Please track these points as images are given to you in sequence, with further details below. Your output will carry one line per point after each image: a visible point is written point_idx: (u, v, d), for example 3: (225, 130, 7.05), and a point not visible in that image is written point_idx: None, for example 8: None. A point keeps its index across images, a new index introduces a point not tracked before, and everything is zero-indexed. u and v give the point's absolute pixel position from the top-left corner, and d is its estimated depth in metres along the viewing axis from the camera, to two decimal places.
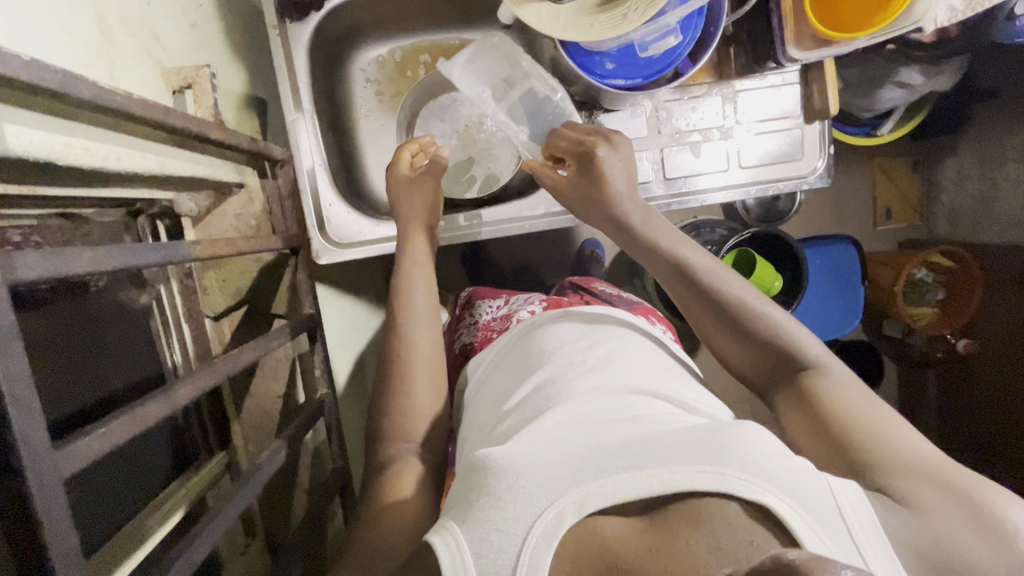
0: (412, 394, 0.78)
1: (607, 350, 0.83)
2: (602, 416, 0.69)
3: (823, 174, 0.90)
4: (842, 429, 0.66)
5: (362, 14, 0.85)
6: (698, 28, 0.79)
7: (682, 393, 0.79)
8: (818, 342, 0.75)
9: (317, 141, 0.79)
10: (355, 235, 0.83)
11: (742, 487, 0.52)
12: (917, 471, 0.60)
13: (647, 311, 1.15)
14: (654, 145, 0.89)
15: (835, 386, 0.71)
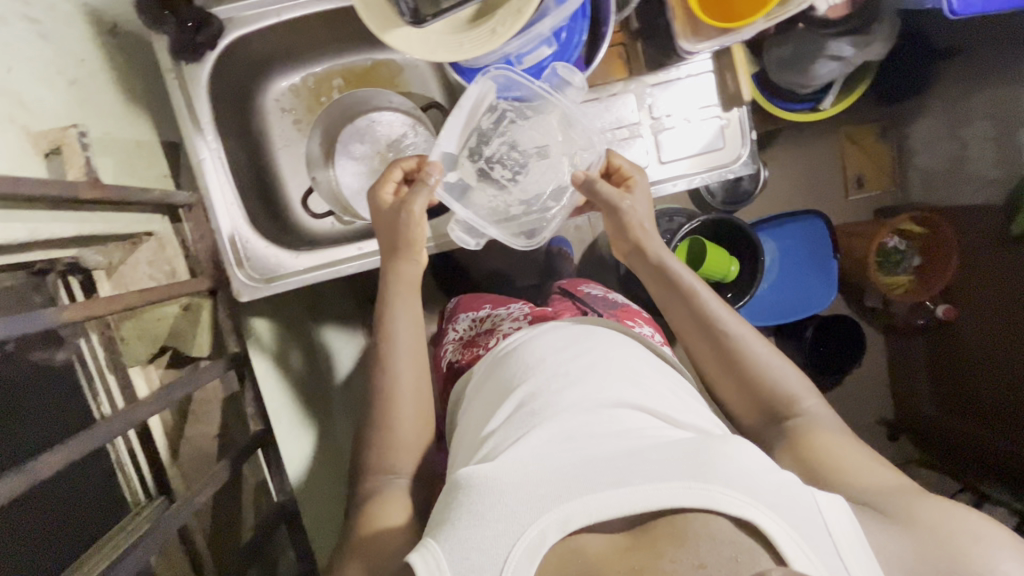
0: (393, 429, 0.78)
1: (592, 358, 0.82)
2: (587, 425, 0.70)
3: (748, 161, 0.88)
4: (829, 459, 0.72)
5: (265, 48, 0.84)
6: (583, 30, 0.84)
7: (667, 398, 0.78)
8: (807, 391, 0.81)
9: (228, 179, 0.79)
10: (275, 268, 0.81)
11: (728, 505, 0.56)
12: (897, 497, 0.66)
13: (633, 313, 1.11)
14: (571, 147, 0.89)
15: (819, 428, 0.77)
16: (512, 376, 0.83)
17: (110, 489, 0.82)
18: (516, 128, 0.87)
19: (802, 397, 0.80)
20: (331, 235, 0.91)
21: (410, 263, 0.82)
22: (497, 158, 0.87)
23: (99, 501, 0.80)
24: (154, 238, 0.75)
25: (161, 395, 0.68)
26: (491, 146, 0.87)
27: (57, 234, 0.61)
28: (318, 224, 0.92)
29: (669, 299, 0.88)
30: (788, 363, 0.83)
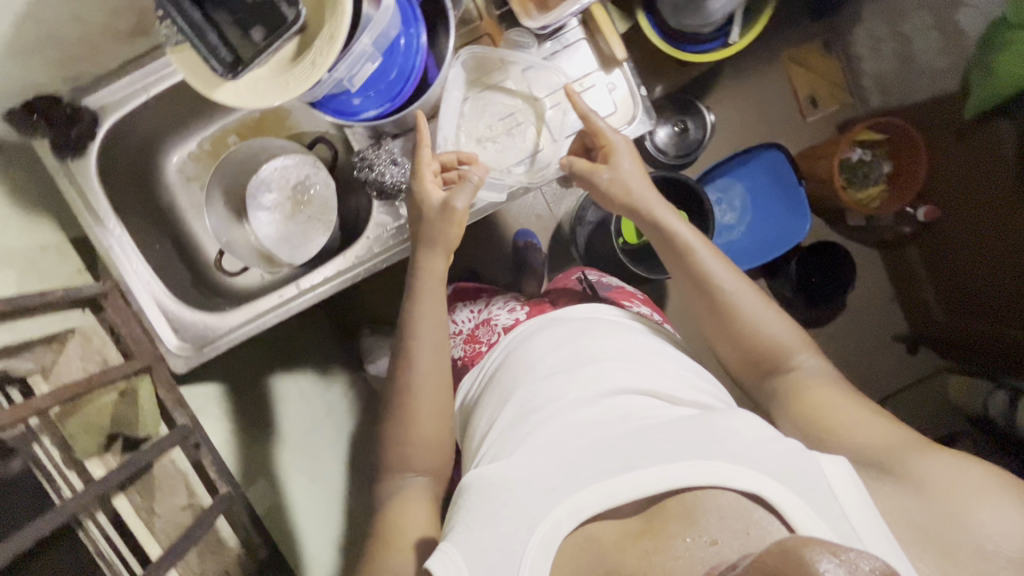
0: (412, 414, 0.73)
1: (589, 338, 0.77)
2: (589, 411, 0.66)
3: (644, 117, 0.85)
4: (824, 413, 0.64)
5: (151, 124, 0.87)
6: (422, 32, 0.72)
7: (668, 374, 0.72)
8: (805, 347, 0.72)
9: (138, 259, 0.82)
10: (208, 333, 0.84)
11: (735, 480, 0.53)
12: (894, 452, 0.58)
13: (628, 295, 1.02)
14: (470, 142, 0.84)
15: (816, 381, 0.69)
16: (506, 373, 0.79)
17: None
18: (488, 104, 0.84)
19: (796, 348, 0.73)
20: (255, 286, 0.93)
21: (439, 258, 0.78)
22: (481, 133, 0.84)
23: None
24: (79, 333, 0.77)
25: (97, 481, 0.71)
26: (383, 174, 0.81)
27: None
28: (245, 277, 0.94)
29: (669, 261, 0.81)
30: (782, 317, 0.75)
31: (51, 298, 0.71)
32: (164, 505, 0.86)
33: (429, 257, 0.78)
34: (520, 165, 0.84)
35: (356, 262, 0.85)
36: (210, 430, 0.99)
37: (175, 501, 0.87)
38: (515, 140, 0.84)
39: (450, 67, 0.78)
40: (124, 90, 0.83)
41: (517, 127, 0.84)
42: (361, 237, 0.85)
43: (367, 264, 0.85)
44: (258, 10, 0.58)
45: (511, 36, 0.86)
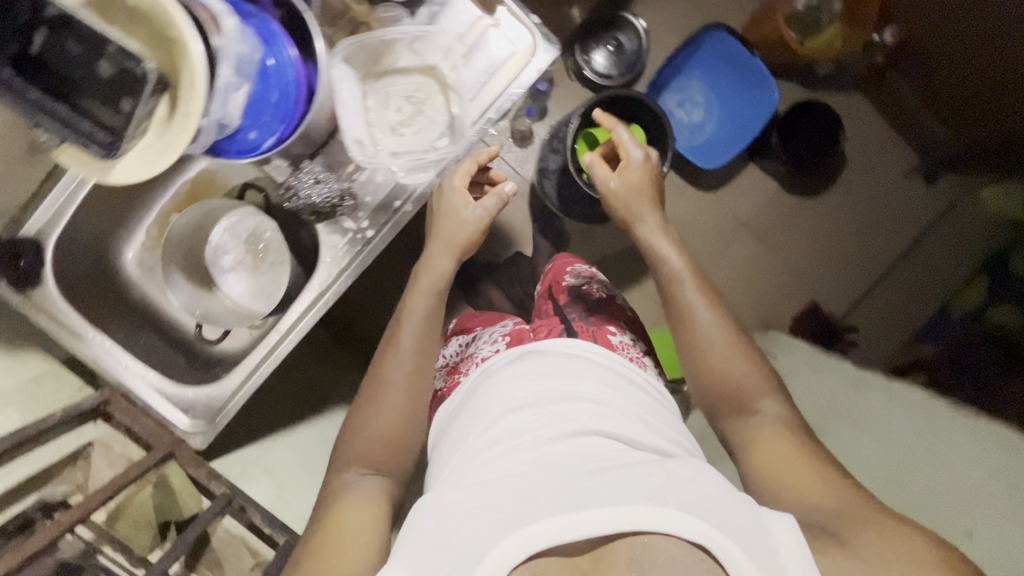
0: (376, 406, 0.78)
1: (554, 375, 0.81)
2: (552, 453, 0.70)
3: (545, 44, 0.80)
4: (781, 465, 0.73)
5: (94, 231, 0.87)
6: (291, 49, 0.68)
7: (628, 416, 0.77)
8: (777, 402, 0.81)
9: (127, 357, 0.83)
10: (213, 403, 0.85)
11: (681, 530, 0.58)
12: (837, 520, 0.63)
13: (613, 315, 1.00)
14: (383, 135, 0.80)
15: (778, 431, 0.78)
16: (475, 401, 0.82)
17: None
18: (389, 89, 0.80)
19: (762, 393, 0.82)
20: (242, 345, 0.92)
21: (448, 258, 0.83)
22: (392, 122, 0.80)
23: None
24: (98, 445, 0.83)
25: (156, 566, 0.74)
26: (311, 196, 0.80)
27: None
28: (230, 340, 0.93)
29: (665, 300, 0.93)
30: (758, 366, 0.84)
31: (52, 423, 0.75)
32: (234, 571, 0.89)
33: (438, 257, 0.83)
34: (444, 143, 0.81)
35: (324, 287, 0.84)
36: (257, 492, 1.01)
37: (243, 564, 0.89)
38: (428, 117, 0.80)
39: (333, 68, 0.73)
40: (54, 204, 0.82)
41: (426, 102, 0.80)
42: (320, 265, 0.84)
43: (332, 288, 0.84)
44: (120, 83, 0.57)
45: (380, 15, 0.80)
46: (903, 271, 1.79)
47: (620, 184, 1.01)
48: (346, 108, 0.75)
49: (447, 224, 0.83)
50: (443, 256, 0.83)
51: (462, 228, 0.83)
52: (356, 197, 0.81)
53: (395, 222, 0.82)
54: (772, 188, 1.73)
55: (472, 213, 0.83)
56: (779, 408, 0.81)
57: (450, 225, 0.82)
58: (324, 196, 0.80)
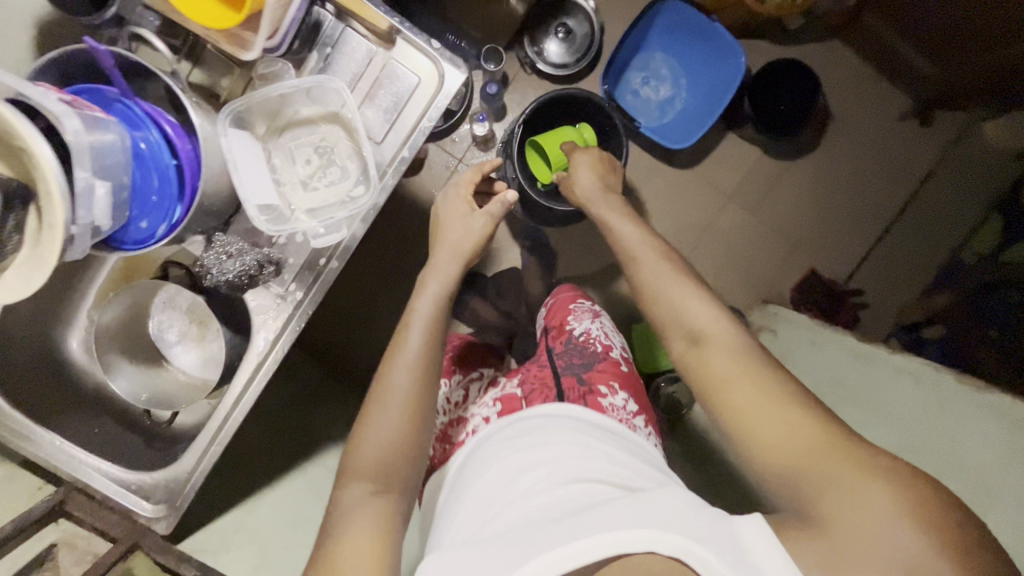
0: (385, 410, 0.80)
1: (541, 431, 0.78)
2: (543, 505, 0.66)
3: (451, 69, 0.74)
4: (743, 400, 0.65)
5: (26, 329, 0.85)
6: (164, 123, 0.63)
7: (615, 454, 0.74)
8: (744, 335, 0.72)
9: (78, 451, 0.81)
10: (173, 485, 0.83)
11: (666, 544, 0.53)
12: (818, 475, 0.56)
13: (611, 371, 0.93)
14: (294, 195, 0.75)
15: (745, 364, 0.68)
16: (468, 474, 0.79)
17: None
18: (295, 142, 0.75)
19: (714, 322, 0.74)
20: (200, 418, 0.89)
21: (454, 263, 0.91)
22: (303, 176, 0.75)
23: None
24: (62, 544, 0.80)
25: None
26: (224, 271, 0.75)
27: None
28: (186, 415, 0.90)
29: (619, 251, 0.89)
30: (706, 299, 0.76)
31: (5, 535, 0.73)
32: None
33: (445, 264, 0.91)
34: (359, 189, 0.75)
35: (264, 358, 0.81)
36: (238, 561, 1.00)
37: None
38: (339, 164, 0.75)
39: (222, 135, 0.67)
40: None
41: (333, 148, 0.75)
42: (254, 335, 0.80)
43: (272, 357, 0.81)
44: None
45: (261, 70, 0.72)
46: (909, 223, 1.66)
47: (589, 181, 1.00)
48: (246, 173, 0.69)
49: (456, 230, 0.94)
50: (449, 262, 0.92)
51: (468, 234, 0.94)
52: (277, 261, 0.76)
53: (322, 281, 0.77)
54: (756, 155, 1.62)
55: (478, 223, 0.95)
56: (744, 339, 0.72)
57: (459, 232, 0.94)
58: (239, 270, 0.75)
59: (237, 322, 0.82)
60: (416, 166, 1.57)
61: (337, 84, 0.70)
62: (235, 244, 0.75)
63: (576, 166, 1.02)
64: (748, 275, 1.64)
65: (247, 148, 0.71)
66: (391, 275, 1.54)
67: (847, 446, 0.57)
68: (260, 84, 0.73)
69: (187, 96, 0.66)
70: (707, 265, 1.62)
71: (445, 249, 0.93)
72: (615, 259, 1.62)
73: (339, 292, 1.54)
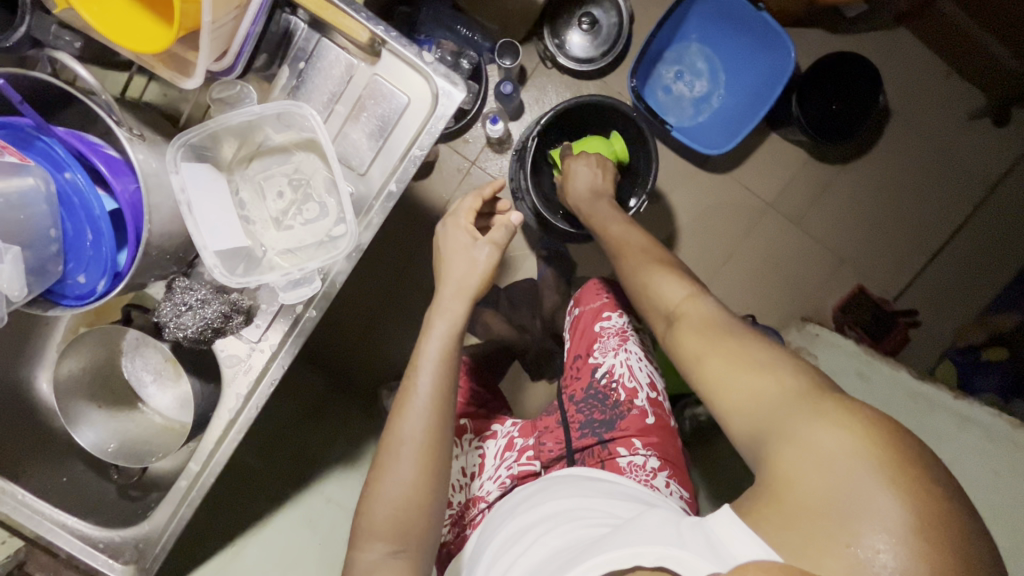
0: (396, 469, 0.71)
1: (548, 488, 0.71)
2: (539, 557, 0.60)
3: (444, 84, 0.62)
4: (712, 369, 0.61)
5: None
6: (96, 160, 0.53)
7: (624, 497, 0.66)
8: (714, 301, 0.70)
9: (42, 504, 0.75)
10: (144, 542, 0.76)
11: (647, 557, 0.49)
12: (778, 431, 0.53)
13: (638, 429, 0.82)
14: (266, 233, 0.65)
15: (716, 329, 0.64)
16: (480, 547, 0.72)
17: None
18: (266, 171, 0.65)
19: (690, 299, 0.70)
20: (175, 467, 0.81)
21: (463, 300, 0.79)
22: (277, 210, 0.65)
23: None
24: None
25: None
26: (185, 325, 0.65)
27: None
28: (160, 463, 0.82)
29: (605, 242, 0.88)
30: (681, 278, 0.74)
31: None
32: None
33: (452, 301, 0.79)
34: (337, 227, 0.64)
35: (236, 416, 0.71)
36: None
37: None
38: (316, 197, 0.65)
39: (172, 172, 0.57)
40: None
41: (308, 177, 0.65)
42: (224, 390, 0.71)
43: (245, 414, 0.71)
44: None
45: (217, 94, 0.62)
46: (974, 233, 1.47)
47: (586, 187, 0.97)
48: (206, 216, 0.59)
49: (459, 264, 0.82)
50: (455, 299, 0.79)
51: (472, 268, 0.81)
52: (246, 309, 0.67)
53: (300, 330, 0.68)
54: (801, 158, 1.45)
55: (483, 252, 0.82)
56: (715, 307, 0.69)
57: (467, 266, 0.81)
58: (202, 322, 0.65)
59: (208, 369, 0.73)
60: (425, 169, 1.45)
61: (306, 108, 0.59)
62: (199, 291, 0.66)
63: (576, 172, 0.99)
64: (789, 289, 1.48)
65: (208, 183, 0.61)
66: (397, 286, 1.44)
67: (811, 396, 0.53)
68: (217, 111, 0.62)
69: (134, 129, 0.57)
70: (742, 277, 1.48)
71: (455, 290, 0.80)
72: None
73: (342, 304, 1.45)
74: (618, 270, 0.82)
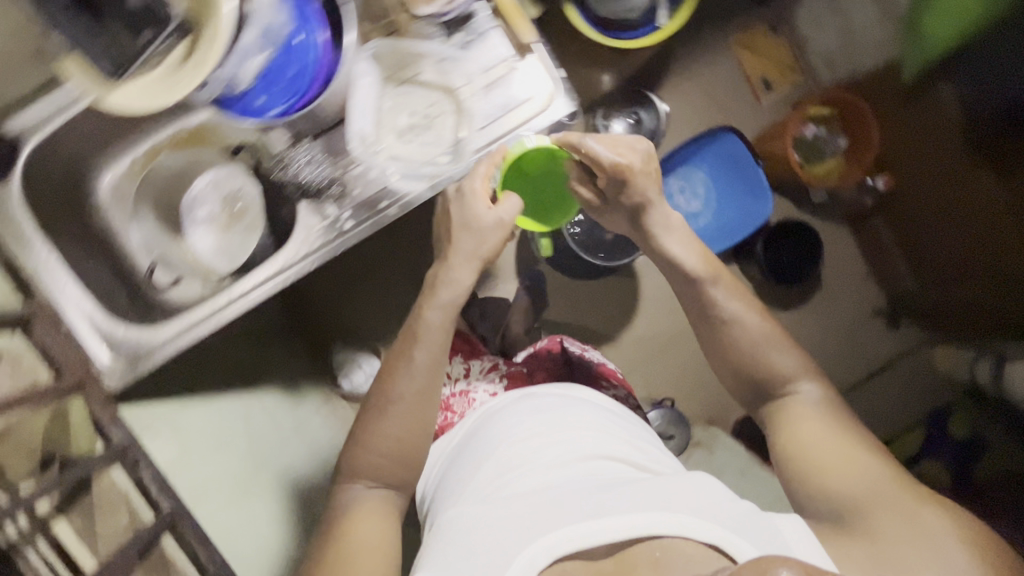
0: (385, 419, 0.77)
1: (570, 414, 0.83)
2: (559, 474, 0.73)
3: (562, 98, 0.83)
4: (815, 437, 0.73)
5: (82, 146, 0.86)
6: (318, 34, 0.77)
7: (633, 447, 0.80)
8: (810, 377, 0.79)
9: (69, 274, 0.81)
10: (143, 347, 0.83)
11: (700, 530, 0.60)
12: (865, 500, 0.66)
13: (602, 379, 1.05)
14: (386, 141, 0.82)
15: (814, 409, 0.76)
16: (487, 434, 0.84)
17: None
18: (413, 94, 0.83)
19: (799, 373, 0.79)
20: (190, 298, 0.87)
21: (469, 269, 0.80)
22: (406, 127, 0.83)
23: None
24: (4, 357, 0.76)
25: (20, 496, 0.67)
26: (300, 172, 0.82)
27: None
28: (179, 292, 0.88)
29: (682, 291, 0.88)
30: (790, 345, 0.81)
31: None
32: (107, 525, 0.81)
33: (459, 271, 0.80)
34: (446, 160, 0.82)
35: (284, 266, 0.84)
36: (160, 449, 0.94)
37: (118, 519, 0.82)
38: (440, 130, 0.83)
39: (355, 64, 0.80)
40: (59, 102, 0.84)
41: (435, 117, 0.83)
42: (291, 242, 0.83)
43: (293, 267, 0.83)
44: (144, 17, 0.66)
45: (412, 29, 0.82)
46: None
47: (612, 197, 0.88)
48: (358, 106, 0.80)
49: (467, 236, 0.80)
50: (463, 268, 0.80)
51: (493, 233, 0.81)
52: (345, 187, 0.82)
53: (376, 222, 0.82)
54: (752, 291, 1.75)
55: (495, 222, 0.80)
56: (819, 385, 0.79)
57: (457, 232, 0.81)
58: (315, 176, 0.82)
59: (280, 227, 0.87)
60: None
61: (464, 67, 0.83)
62: (318, 155, 0.81)
63: (618, 176, 0.86)
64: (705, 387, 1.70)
65: (371, 85, 0.81)
66: None
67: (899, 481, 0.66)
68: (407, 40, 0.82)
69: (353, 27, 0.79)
70: (678, 367, 1.70)
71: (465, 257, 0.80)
72: (600, 325, 1.68)
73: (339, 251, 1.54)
74: (714, 338, 0.83)
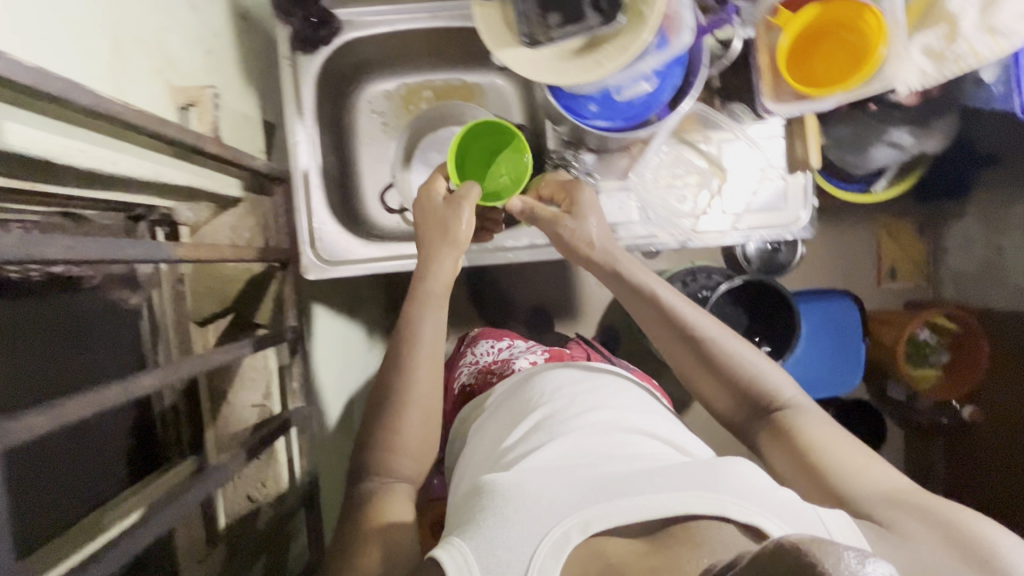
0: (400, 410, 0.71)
1: (594, 389, 0.74)
2: (584, 440, 0.62)
3: (807, 225, 0.87)
4: (830, 458, 0.64)
5: (371, 53, 0.90)
6: (676, 76, 0.83)
7: (661, 427, 0.69)
8: (792, 383, 0.74)
9: (316, 158, 0.84)
10: (344, 254, 0.85)
11: (739, 509, 0.48)
12: (900, 510, 0.57)
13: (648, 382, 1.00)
14: (642, 186, 0.88)
15: (811, 419, 0.70)
16: (515, 408, 0.74)
17: (139, 432, 0.79)
18: (682, 159, 0.90)
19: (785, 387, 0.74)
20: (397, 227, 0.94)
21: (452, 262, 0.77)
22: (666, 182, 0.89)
23: (122, 439, 0.77)
24: (241, 205, 0.80)
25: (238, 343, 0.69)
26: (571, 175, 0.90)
27: (175, 199, 0.72)
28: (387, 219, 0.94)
29: (656, 320, 0.78)
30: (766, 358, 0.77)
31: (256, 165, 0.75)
32: (239, 398, 0.87)
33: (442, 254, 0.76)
34: (687, 223, 0.87)
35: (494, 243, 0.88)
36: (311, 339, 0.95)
37: (252, 396, 0.88)
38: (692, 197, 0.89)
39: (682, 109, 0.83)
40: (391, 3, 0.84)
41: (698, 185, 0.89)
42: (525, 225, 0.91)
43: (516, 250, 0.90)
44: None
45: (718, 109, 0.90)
46: None
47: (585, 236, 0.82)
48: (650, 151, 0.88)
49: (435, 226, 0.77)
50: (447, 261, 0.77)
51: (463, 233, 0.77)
52: None
53: None
54: None
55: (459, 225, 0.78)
56: (801, 394, 0.74)
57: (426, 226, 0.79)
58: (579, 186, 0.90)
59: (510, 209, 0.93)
60: None
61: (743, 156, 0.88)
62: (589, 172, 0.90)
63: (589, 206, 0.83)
64: None
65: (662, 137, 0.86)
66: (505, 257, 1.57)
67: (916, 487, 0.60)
68: (709, 115, 0.89)
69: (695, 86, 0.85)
70: None
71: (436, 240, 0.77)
72: None
73: None
74: (691, 365, 0.77)
